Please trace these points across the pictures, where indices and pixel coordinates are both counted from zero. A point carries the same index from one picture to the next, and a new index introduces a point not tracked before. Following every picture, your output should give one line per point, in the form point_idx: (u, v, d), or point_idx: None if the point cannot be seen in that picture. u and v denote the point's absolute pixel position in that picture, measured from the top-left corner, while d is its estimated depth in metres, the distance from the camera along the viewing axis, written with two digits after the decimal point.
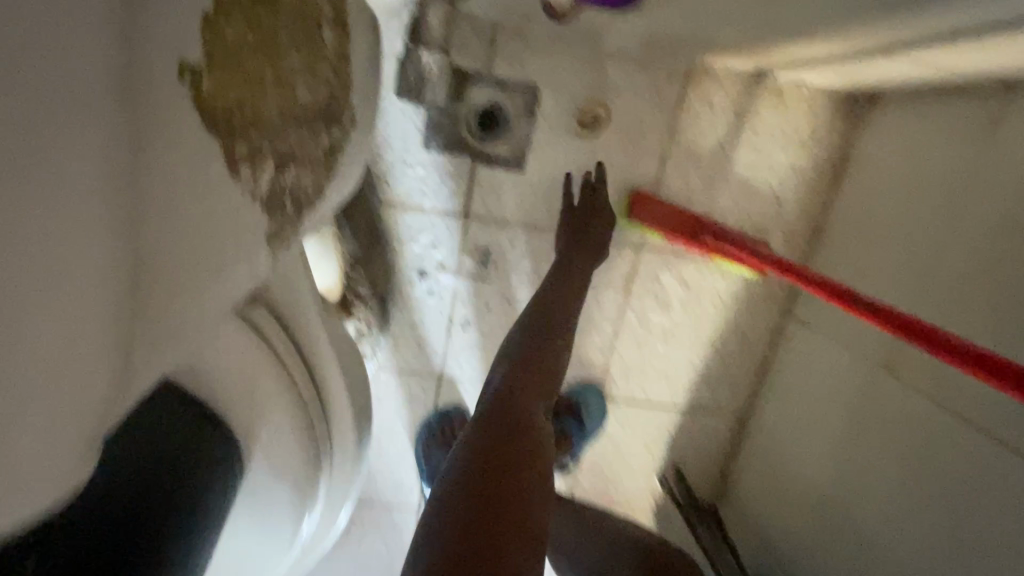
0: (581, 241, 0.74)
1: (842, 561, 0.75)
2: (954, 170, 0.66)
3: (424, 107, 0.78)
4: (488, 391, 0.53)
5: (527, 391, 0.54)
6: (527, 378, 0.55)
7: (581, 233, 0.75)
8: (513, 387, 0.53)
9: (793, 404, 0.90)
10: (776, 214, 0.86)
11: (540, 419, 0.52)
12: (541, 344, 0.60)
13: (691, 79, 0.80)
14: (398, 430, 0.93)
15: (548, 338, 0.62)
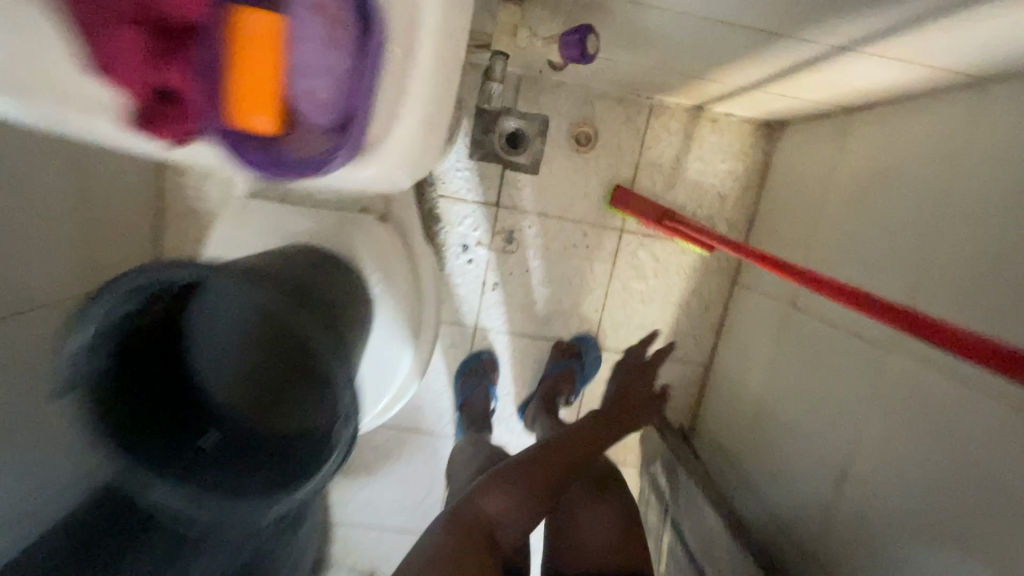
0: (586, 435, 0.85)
1: (765, 446, 1.03)
2: (828, 166, 0.99)
3: (469, 130, 1.14)
4: (472, 505, 0.76)
5: (507, 521, 0.77)
6: (517, 508, 0.78)
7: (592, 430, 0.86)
8: (496, 519, 0.77)
9: (737, 346, 1.21)
10: (718, 207, 1.20)
11: (500, 536, 0.76)
12: (527, 473, 0.80)
13: (654, 112, 1.15)
14: (442, 366, 1.26)
15: (536, 472, 0.80)
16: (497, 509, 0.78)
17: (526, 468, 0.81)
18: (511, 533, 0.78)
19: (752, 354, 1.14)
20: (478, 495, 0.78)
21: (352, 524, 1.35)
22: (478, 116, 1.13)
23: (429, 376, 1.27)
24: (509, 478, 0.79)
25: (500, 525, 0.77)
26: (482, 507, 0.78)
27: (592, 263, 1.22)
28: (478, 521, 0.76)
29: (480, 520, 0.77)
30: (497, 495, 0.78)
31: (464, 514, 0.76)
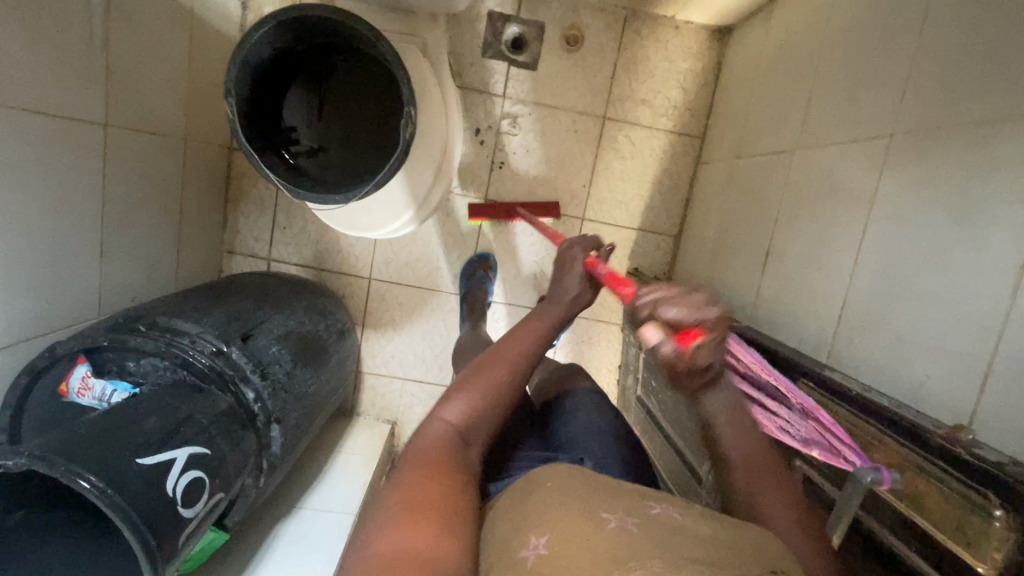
0: (490, 357, 0.83)
1: (718, 268, 1.30)
2: (761, 45, 1.28)
3: (482, 35, 1.44)
4: (428, 439, 0.71)
5: (470, 425, 0.76)
6: (473, 415, 0.76)
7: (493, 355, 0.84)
8: (460, 425, 0.75)
9: (697, 212, 1.48)
10: (682, 99, 1.49)
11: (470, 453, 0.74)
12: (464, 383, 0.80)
13: (628, 20, 1.45)
14: (459, 235, 1.53)
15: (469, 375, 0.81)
16: (457, 415, 0.76)
17: (475, 375, 0.81)
18: (478, 440, 0.76)
19: (708, 211, 1.41)
20: (434, 414, 0.76)
21: (382, 375, 1.59)
22: (488, 23, 1.43)
23: (447, 243, 1.53)
24: (459, 390, 0.78)
25: (466, 430, 0.75)
26: (441, 420, 0.75)
27: (582, 147, 1.50)
28: (443, 435, 0.72)
29: (441, 428, 0.74)
30: (450, 404, 0.76)
31: (421, 437, 0.72)
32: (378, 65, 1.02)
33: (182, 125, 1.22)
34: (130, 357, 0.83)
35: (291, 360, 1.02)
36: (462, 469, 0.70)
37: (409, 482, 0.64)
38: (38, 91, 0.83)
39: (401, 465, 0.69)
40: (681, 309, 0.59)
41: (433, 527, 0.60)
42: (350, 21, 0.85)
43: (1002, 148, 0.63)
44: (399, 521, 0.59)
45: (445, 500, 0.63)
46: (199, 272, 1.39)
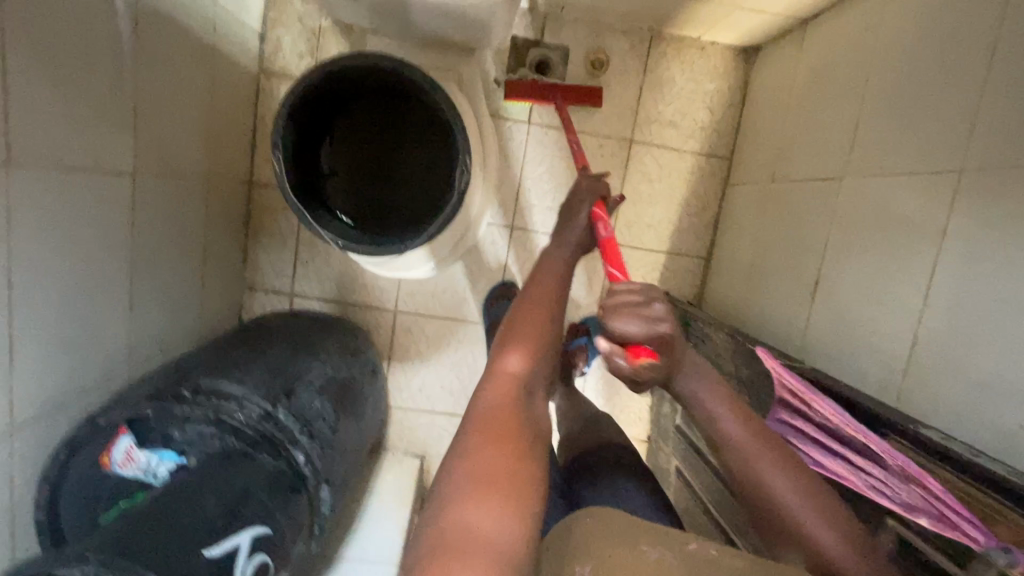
0: (525, 303, 0.76)
1: (757, 294, 1.28)
2: (793, 66, 1.26)
3: (505, 61, 1.41)
4: (496, 390, 0.63)
5: (534, 374, 0.67)
6: (535, 366, 0.67)
7: (525, 299, 0.77)
8: (524, 375, 0.66)
9: (727, 234, 1.46)
10: (709, 120, 1.47)
11: (539, 405, 0.65)
12: (511, 332, 0.71)
13: (653, 41, 1.43)
14: (486, 263, 1.49)
15: (514, 321, 0.73)
16: (520, 364, 0.67)
17: (519, 323, 0.72)
18: (540, 390, 0.67)
19: (740, 234, 1.39)
20: (494, 367, 0.66)
21: (409, 409, 1.54)
22: (512, 48, 1.41)
23: (474, 272, 1.49)
24: (512, 339, 0.69)
25: (530, 379, 0.66)
26: (505, 369, 0.65)
27: (609, 170, 1.48)
28: (512, 387, 0.63)
29: (506, 381, 0.64)
30: (510, 355, 0.67)
31: (486, 390, 0.63)
32: (425, 111, 0.98)
33: (206, 164, 1.19)
34: (176, 425, 0.79)
35: (333, 413, 0.97)
36: (537, 427, 0.61)
37: (480, 454, 0.55)
38: (68, 144, 0.79)
39: (472, 423, 0.59)
40: (636, 324, 0.64)
41: (511, 504, 0.52)
42: (407, 68, 0.84)
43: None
44: (467, 508, 0.51)
45: (523, 472, 0.55)
46: (221, 311, 1.35)
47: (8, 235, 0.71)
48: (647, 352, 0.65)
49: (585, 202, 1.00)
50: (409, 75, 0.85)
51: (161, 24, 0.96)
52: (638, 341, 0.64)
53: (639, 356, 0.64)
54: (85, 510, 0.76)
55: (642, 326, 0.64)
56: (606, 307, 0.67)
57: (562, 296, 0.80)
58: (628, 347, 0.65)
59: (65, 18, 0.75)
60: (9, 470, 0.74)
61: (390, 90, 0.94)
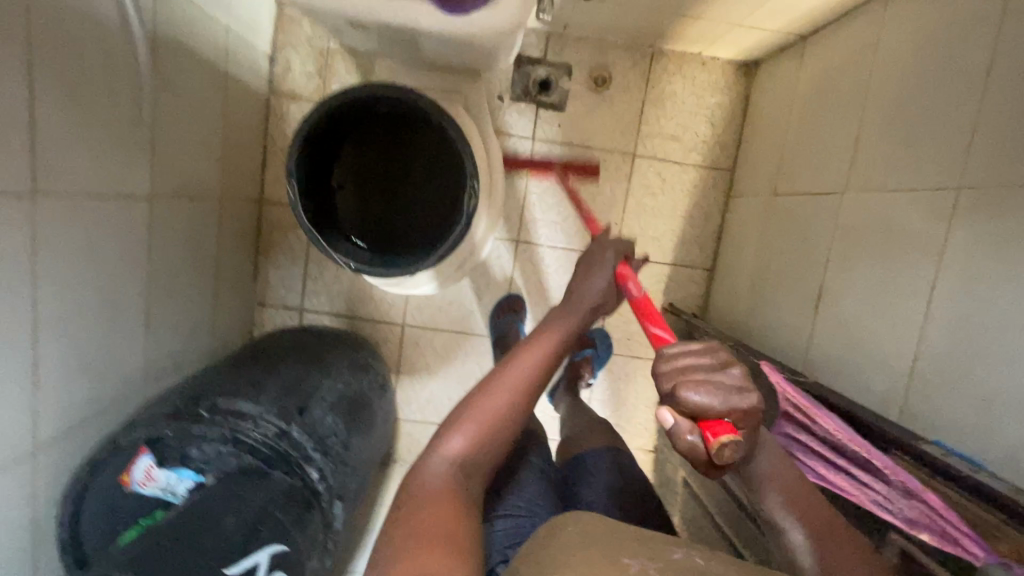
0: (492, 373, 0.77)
1: (761, 306, 1.29)
2: (793, 81, 1.28)
3: (510, 79, 1.44)
4: (438, 465, 0.67)
5: (475, 456, 0.70)
6: (480, 447, 0.70)
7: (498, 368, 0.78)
8: (463, 459, 0.69)
9: (731, 246, 1.47)
10: (711, 133, 1.49)
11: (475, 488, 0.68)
12: (469, 405, 0.73)
13: (655, 57, 1.45)
14: (492, 277, 1.51)
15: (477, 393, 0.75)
16: (462, 447, 0.69)
17: (480, 397, 0.74)
18: (481, 474, 0.70)
19: (744, 247, 1.40)
20: (436, 444, 0.70)
21: (417, 421, 1.55)
22: (517, 66, 1.43)
23: (481, 286, 1.51)
24: (463, 416, 0.72)
25: (471, 462, 0.69)
26: (443, 455, 0.68)
27: (613, 184, 1.50)
28: (447, 473, 0.67)
29: (444, 467, 0.67)
30: (453, 438, 0.70)
31: (425, 474, 0.67)
32: (435, 135, 1.00)
33: (219, 184, 1.21)
34: (193, 445, 0.81)
35: (345, 430, 0.99)
36: (470, 505, 0.65)
37: (418, 520, 0.60)
38: (90, 171, 0.82)
39: (410, 498, 0.64)
40: (706, 393, 0.57)
41: (450, 558, 0.56)
42: (416, 96, 0.86)
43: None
44: (414, 558, 0.56)
45: (459, 545, 0.58)
46: (233, 327, 1.37)
47: (33, 261, 0.74)
48: (724, 425, 0.56)
49: (606, 259, 0.95)
50: (418, 102, 0.88)
51: (176, 53, 0.99)
52: (712, 415, 0.57)
53: (715, 434, 0.56)
54: (106, 526, 0.78)
55: (715, 396, 0.57)
56: (666, 374, 0.61)
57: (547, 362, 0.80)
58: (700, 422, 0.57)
59: (86, 51, 0.78)
60: (31, 489, 0.77)
61: (400, 115, 0.97)
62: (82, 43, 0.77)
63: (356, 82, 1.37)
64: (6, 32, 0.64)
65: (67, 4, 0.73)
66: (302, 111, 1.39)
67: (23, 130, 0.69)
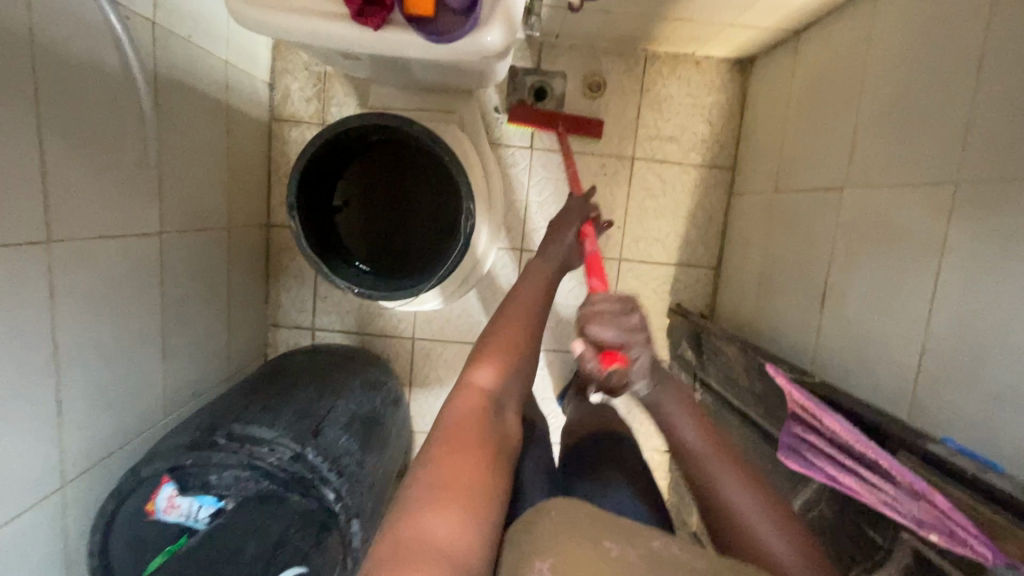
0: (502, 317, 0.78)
1: (768, 303, 1.29)
2: (788, 78, 1.28)
3: (505, 91, 1.45)
4: (469, 395, 0.65)
5: (503, 390, 0.68)
6: (506, 380, 0.70)
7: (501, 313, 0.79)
8: (491, 390, 0.67)
9: (735, 244, 1.47)
10: (709, 133, 1.49)
11: (507, 420, 0.66)
12: (487, 344, 0.73)
13: (649, 61, 1.46)
14: (498, 287, 1.52)
15: (489, 334, 0.75)
16: (490, 380, 0.68)
17: (495, 337, 0.74)
18: (512, 406, 0.69)
19: (748, 244, 1.40)
20: (465, 379, 0.68)
21: None
22: (511, 78, 1.45)
23: (487, 296, 1.53)
24: (485, 353, 0.72)
25: (499, 394, 0.68)
26: (472, 384, 0.67)
27: (613, 188, 1.50)
28: (480, 403, 0.65)
29: (474, 397, 0.65)
30: (480, 370, 0.69)
31: (452, 404, 0.65)
32: (431, 160, 1.01)
33: (226, 212, 1.25)
34: (213, 472, 0.84)
35: (359, 448, 1.00)
36: (502, 440, 0.62)
37: (448, 460, 0.55)
38: (102, 216, 0.85)
39: (442, 432, 0.60)
40: (609, 330, 0.64)
41: (477, 509, 0.51)
42: (409, 123, 0.89)
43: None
44: (438, 511, 0.49)
45: (483, 474, 0.55)
46: (248, 350, 1.40)
47: (53, 305, 0.77)
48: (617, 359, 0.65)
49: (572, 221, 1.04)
50: (413, 129, 0.90)
51: (179, 92, 1.02)
52: (609, 346, 0.65)
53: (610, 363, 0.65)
54: (135, 555, 0.82)
55: (618, 333, 0.65)
56: (584, 310, 0.67)
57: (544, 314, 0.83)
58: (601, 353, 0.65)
59: (91, 101, 0.81)
60: (61, 523, 0.80)
61: (396, 141, 0.99)
62: (86, 93, 0.80)
63: (355, 104, 1.40)
64: (14, 94, 0.68)
65: (72, 57, 0.77)
66: (304, 137, 1.42)
67: (35, 183, 0.72)
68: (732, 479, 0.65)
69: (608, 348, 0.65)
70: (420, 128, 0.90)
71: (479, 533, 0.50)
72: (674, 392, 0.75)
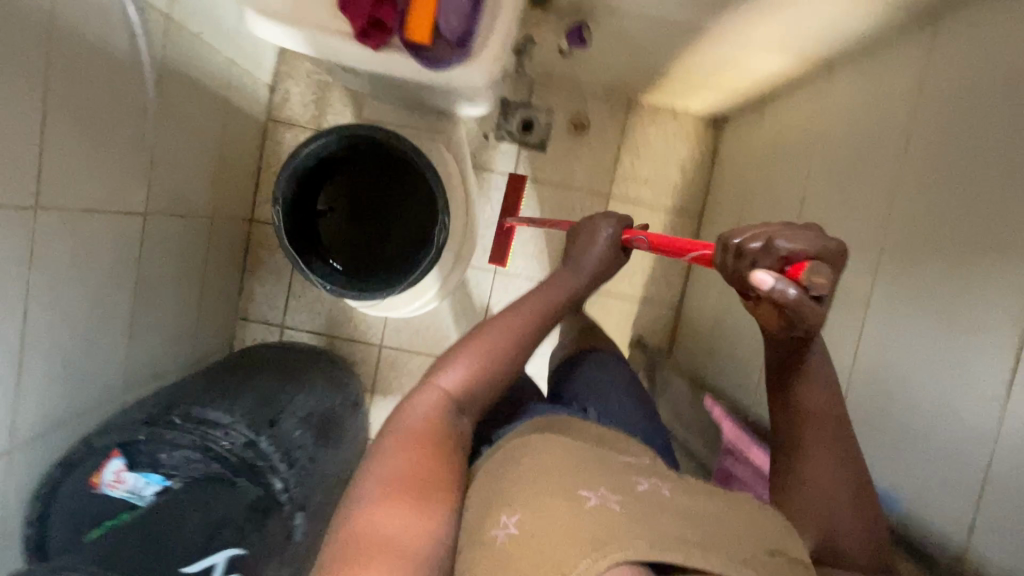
0: (487, 323, 0.78)
1: (720, 345, 1.37)
2: (753, 139, 1.39)
3: (495, 119, 1.53)
4: (432, 399, 0.69)
5: (467, 395, 0.72)
6: (472, 385, 0.73)
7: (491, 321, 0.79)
8: (455, 394, 0.71)
9: (696, 286, 1.56)
10: (680, 180, 1.59)
11: (463, 427, 0.71)
12: (465, 346, 0.75)
13: (631, 107, 1.56)
14: (469, 303, 1.57)
15: (475, 336, 0.76)
16: (453, 385, 0.72)
17: (478, 339, 0.76)
18: (472, 410, 0.73)
19: (708, 287, 1.49)
20: (429, 379, 0.72)
21: None
22: (502, 108, 1.52)
23: (458, 312, 1.57)
24: (461, 354, 0.74)
25: (461, 400, 0.72)
26: (437, 387, 0.71)
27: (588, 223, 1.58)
28: (437, 407, 0.69)
29: (436, 397, 0.70)
30: (448, 371, 0.72)
31: (415, 405, 0.69)
32: (411, 172, 1.07)
33: (210, 203, 1.28)
34: (164, 449, 0.84)
35: (313, 443, 1.03)
36: (452, 440, 0.67)
37: (395, 460, 0.61)
38: (90, 189, 0.88)
39: (392, 434, 0.65)
40: (791, 237, 0.57)
41: (418, 511, 0.56)
42: (393, 137, 0.95)
43: (985, 281, 0.70)
44: (378, 513, 0.55)
45: (432, 483, 0.60)
46: (214, 340, 1.42)
47: (30, 271, 0.79)
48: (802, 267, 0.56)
49: (614, 226, 0.93)
50: (398, 144, 0.96)
51: (182, 83, 1.07)
52: (797, 257, 0.57)
53: (800, 270, 0.56)
54: (72, 529, 0.81)
55: (807, 240, 0.57)
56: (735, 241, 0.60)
57: (545, 326, 0.82)
58: (786, 270, 0.57)
59: (96, 82, 0.85)
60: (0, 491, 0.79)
61: (380, 150, 1.03)
62: (92, 74, 0.84)
63: (350, 114, 1.46)
64: (23, 67, 0.72)
65: (84, 40, 0.81)
66: (298, 139, 1.47)
67: (29, 153, 0.75)
68: (836, 465, 0.69)
69: (786, 260, 0.57)
70: (406, 144, 0.96)
71: (429, 539, 0.55)
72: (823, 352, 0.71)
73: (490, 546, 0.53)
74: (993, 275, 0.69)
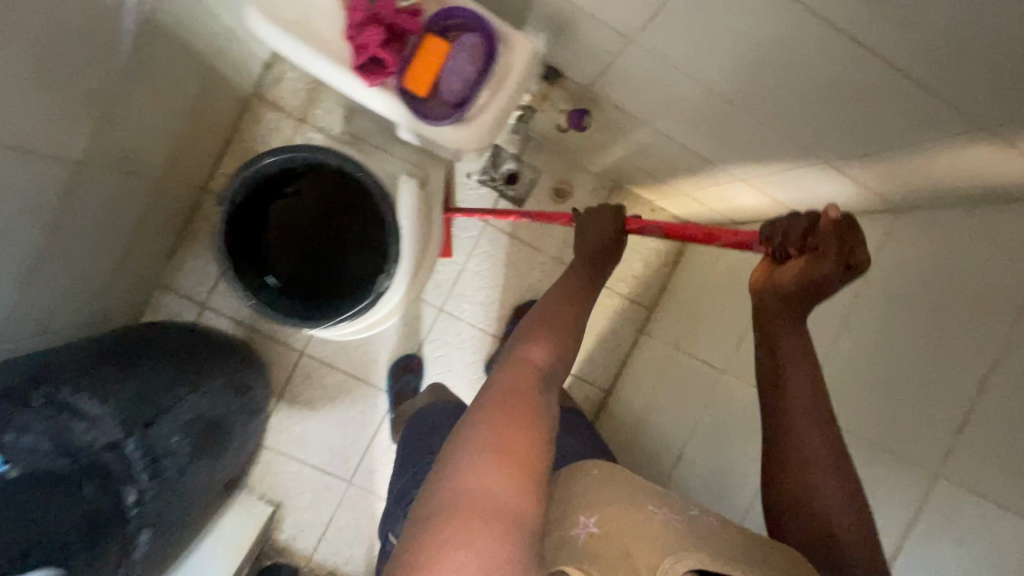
0: (559, 307, 0.78)
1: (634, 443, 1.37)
2: (716, 258, 1.44)
3: (482, 163, 1.52)
4: (524, 364, 0.66)
5: (556, 367, 0.69)
6: (558, 359, 0.70)
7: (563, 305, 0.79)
8: (547, 366, 0.67)
9: (630, 376, 1.57)
10: (642, 272, 1.62)
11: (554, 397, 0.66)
12: (547, 325, 0.73)
13: (614, 191, 1.59)
14: (405, 334, 1.53)
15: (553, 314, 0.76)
16: (541, 356, 0.68)
17: (552, 317, 0.75)
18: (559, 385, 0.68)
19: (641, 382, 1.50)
20: (519, 350, 0.68)
21: (280, 453, 1.49)
22: (491, 154, 1.50)
23: (391, 340, 1.52)
24: (545, 330, 0.72)
25: (550, 373, 0.68)
26: (528, 358, 0.67)
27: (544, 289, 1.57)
28: (529, 374, 0.65)
29: (528, 367, 0.66)
30: (535, 345, 0.69)
31: (507, 373, 0.65)
32: (371, 202, 1.07)
33: (162, 163, 1.19)
34: (9, 431, 0.74)
35: (190, 450, 0.96)
36: (548, 408, 0.62)
37: (495, 424, 0.57)
38: (21, 127, 0.79)
39: (484, 396, 0.62)
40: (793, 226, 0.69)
41: (517, 480, 0.54)
42: (359, 171, 0.96)
43: (903, 478, 0.80)
44: (478, 479, 0.53)
45: (530, 454, 0.56)
46: (124, 302, 1.31)
47: None
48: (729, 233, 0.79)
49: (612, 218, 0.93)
50: (363, 181, 0.96)
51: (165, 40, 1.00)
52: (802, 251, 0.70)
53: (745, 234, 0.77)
54: None
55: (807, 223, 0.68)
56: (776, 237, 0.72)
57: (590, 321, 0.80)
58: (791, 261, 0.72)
59: (64, 21, 0.77)
60: None
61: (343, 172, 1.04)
62: (63, 12, 0.76)
63: (340, 116, 1.42)
64: None
65: None
66: (277, 124, 1.41)
67: None
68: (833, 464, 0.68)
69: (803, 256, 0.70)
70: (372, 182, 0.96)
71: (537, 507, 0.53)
72: (805, 338, 0.75)
73: (573, 546, 0.56)
74: (912, 471, 0.79)
